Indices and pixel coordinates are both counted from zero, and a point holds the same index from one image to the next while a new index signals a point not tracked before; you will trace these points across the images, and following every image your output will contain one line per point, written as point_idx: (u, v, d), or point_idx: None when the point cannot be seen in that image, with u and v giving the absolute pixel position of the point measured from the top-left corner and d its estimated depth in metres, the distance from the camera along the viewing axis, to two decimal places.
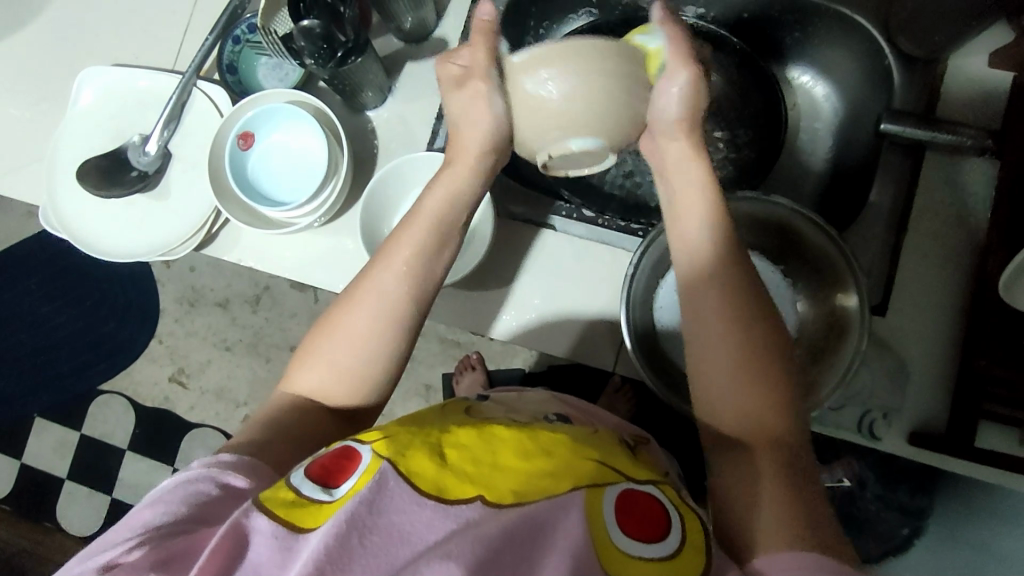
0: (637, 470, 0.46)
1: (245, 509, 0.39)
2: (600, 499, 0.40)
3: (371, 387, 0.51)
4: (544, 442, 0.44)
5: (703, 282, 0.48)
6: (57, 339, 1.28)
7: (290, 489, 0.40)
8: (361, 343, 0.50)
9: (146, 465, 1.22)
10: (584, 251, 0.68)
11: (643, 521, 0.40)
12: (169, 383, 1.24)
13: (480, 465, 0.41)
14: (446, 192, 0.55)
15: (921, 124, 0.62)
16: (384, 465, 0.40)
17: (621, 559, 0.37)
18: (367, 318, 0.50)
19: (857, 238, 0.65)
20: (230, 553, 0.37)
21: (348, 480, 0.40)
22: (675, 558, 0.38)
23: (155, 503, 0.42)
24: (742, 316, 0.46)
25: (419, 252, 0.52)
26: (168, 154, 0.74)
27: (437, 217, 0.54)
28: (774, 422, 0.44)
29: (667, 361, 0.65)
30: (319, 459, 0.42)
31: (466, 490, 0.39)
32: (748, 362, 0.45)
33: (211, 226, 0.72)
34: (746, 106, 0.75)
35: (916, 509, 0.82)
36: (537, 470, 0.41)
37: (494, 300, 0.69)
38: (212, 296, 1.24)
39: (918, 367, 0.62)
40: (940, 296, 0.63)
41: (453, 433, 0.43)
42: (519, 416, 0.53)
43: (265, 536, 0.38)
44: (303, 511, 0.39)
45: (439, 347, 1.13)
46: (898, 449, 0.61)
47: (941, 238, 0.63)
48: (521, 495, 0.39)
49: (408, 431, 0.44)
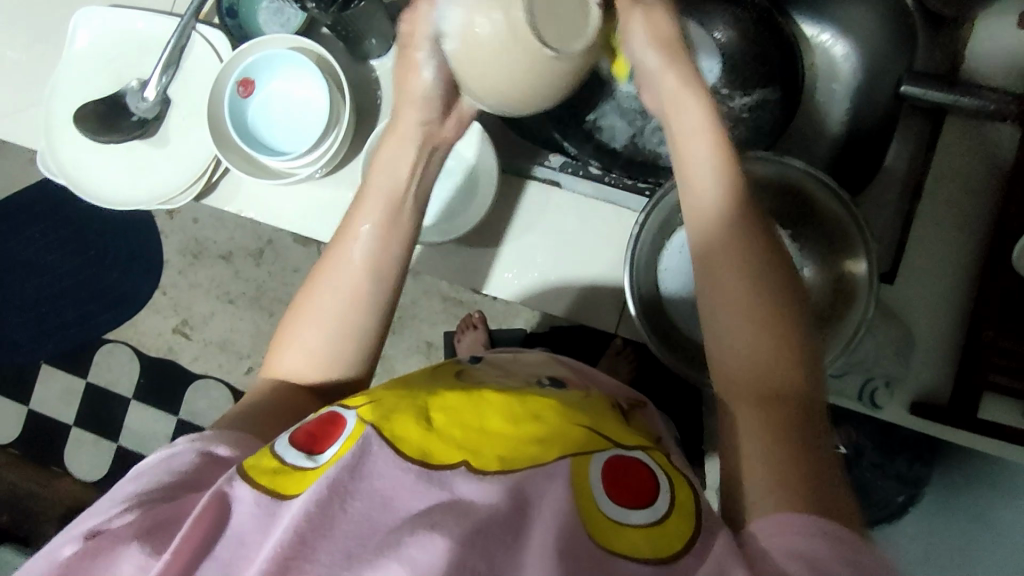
0: (627, 436, 0.45)
1: (228, 478, 0.39)
2: (587, 464, 0.40)
3: (355, 362, 0.51)
4: (531, 407, 0.44)
5: (729, 233, 0.46)
6: (62, 286, 1.28)
7: (273, 457, 0.40)
8: (332, 324, 0.50)
9: (151, 413, 1.23)
10: (589, 210, 0.67)
11: (632, 488, 0.40)
12: (172, 334, 1.25)
13: (467, 430, 0.41)
14: (388, 169, 0.53)
15: (943, 86, 0.61)
16: (367, 429, 0.40)
17: (610, 528, 0.37)
18: (341, 298, 0.51)
19: (872, 204, 0.64)
20: (210, 520, 0.38)
21: (332, 447, 0.40)
22: (663, 523, 0.38)
23: (139, 478, 0.42)
24: (756, 271, 0.45)
25: (378, 231, 0.52)
26: (167, 100, 0.72)
27: (391, 199, 0.52)
28: (786, 366, 0.44)
29: (667, 323, 0.64)
30: (302, 426, 0.42)
31: (452, 456, 0.39)
32: (760, 301, 0.44)
33: (211, 175, 0.71)
34: (763, 64, 0.72)
35: (913, 478, 0.83)
36: (525, 436, 0.41)
37: (498, 260, 0.68)
38: (214, 248, 1.24)
39: (923, 337, 0.61)
40: (949, 264, 0.61)
41: (440, 398, 0.43)
42: (511, 380, 0.53)
43: (247, 504, 0.38)
44: (286, 480, 0.39)
45: (442, 304, 1.16)
46: (899, 417, 0.61)
47: (955, 209, 0.61)
48: (507, 462, 0.40)
49: (396, 395, 0.44)
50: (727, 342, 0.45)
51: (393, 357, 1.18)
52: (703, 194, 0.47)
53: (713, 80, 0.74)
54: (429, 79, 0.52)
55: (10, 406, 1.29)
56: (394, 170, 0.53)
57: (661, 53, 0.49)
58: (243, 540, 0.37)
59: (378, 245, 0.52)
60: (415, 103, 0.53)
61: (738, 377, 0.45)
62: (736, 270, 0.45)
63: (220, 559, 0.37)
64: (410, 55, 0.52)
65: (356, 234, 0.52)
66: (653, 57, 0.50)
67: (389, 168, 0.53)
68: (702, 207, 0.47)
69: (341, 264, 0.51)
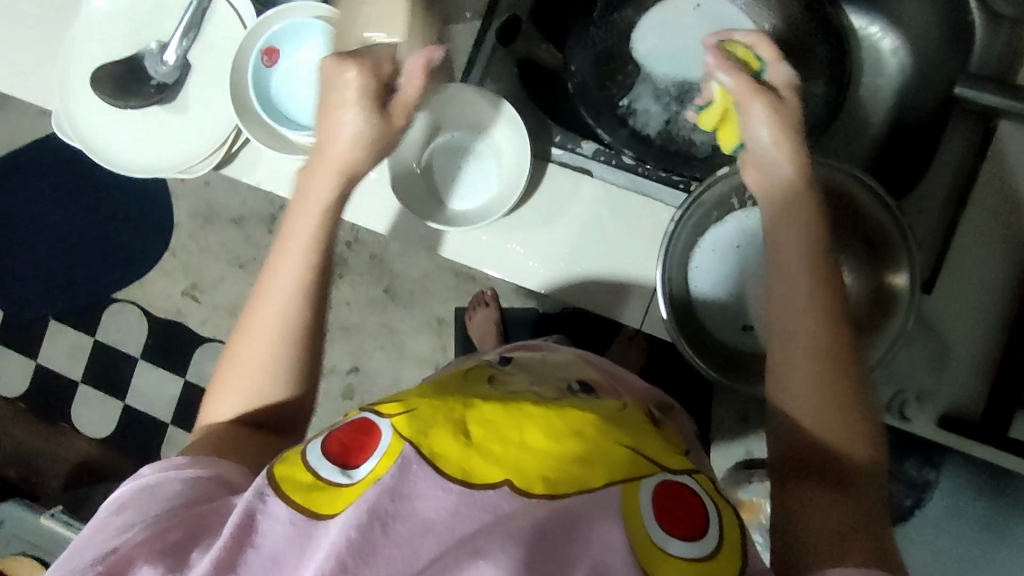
0: (672, 458, 0.45)
1: (259, 493, 0.39)
2: (636, 491, 0.39)
3: (293, 379, 0.51)
4: (572, 421, 0.42)
5: (813, 291, 0.46)
6: (71, 244, 1.27)
7: (307, 470, 0.40)
8: (265, 347, 0.50)
9: (158, 375, 1.23)
10: (620, 204, 0.65)
11: (681, 516, 0.40)
12: (182, 297, 1.24)
13: (508, 445, 0.40)
14: (324, 201, 0.51)
15: (1003, 91, 0.58)
16: (405, 448, 0.39)
17: (661, 558, 0.37)
18: (268, 323, 0.50)
19: (914, 209, 0.61)
20: (244, 538, 0.38)
21: (368, 461, 0.40)
22: (713, 559, 0.38)
23: (122, 511, 0.43)
24: (830, 349, 0.45)
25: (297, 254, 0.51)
26: (187, 65, 0.69)
27: (324, 227, 0.51)
28: (859, 436, 0.44)
29: (697, 325, 0.63)
30: (335, 435, 0.41)
31: (491, 475, 0.38)
32: (836, 360, 0.45)
33: (231, 146, 0.68)
34: (811, 56, 0.72)
35: (921, 482, 0.83)
36: (567, 454, 0.40)
37: (526, 250, 0.66)
38: (227, 213, 1.22)
39: (960, 351, 0.59)
40: (993, 278, 0.59)
41: (477, 407, 0.42)
42: (543, 388, 0.52)
43: (283, 523, 0.38)
44: (321, 497, 0.39)
45: (455, 280, 1.16)
46: (926, 431, 0.59)
47: (1003, 221, 0.59)
48: (551, 485, 0.38)
49: (430, 403, 0.42)
50: (795, 397, 0.45)
51: (403, 332, 1.18)
52: (791, 251, 0.47)
53: None
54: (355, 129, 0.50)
55: (18, 360, 1.28)
56: (306, 226, 0.51)
57: (781, 133, 0.49)
58: (278, 561, 0.37)
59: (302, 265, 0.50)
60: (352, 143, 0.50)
61: (802, 435, 0.45)
62: (814, 328, 0.45)
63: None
64: (356, 100, 0.49)
65: (277, 266, 0.51)
66: (769, 136, 0.49)
67: (326, 203, 0.51)
68: (786, 262, 0.47)
69: (265, 290, 0.51)
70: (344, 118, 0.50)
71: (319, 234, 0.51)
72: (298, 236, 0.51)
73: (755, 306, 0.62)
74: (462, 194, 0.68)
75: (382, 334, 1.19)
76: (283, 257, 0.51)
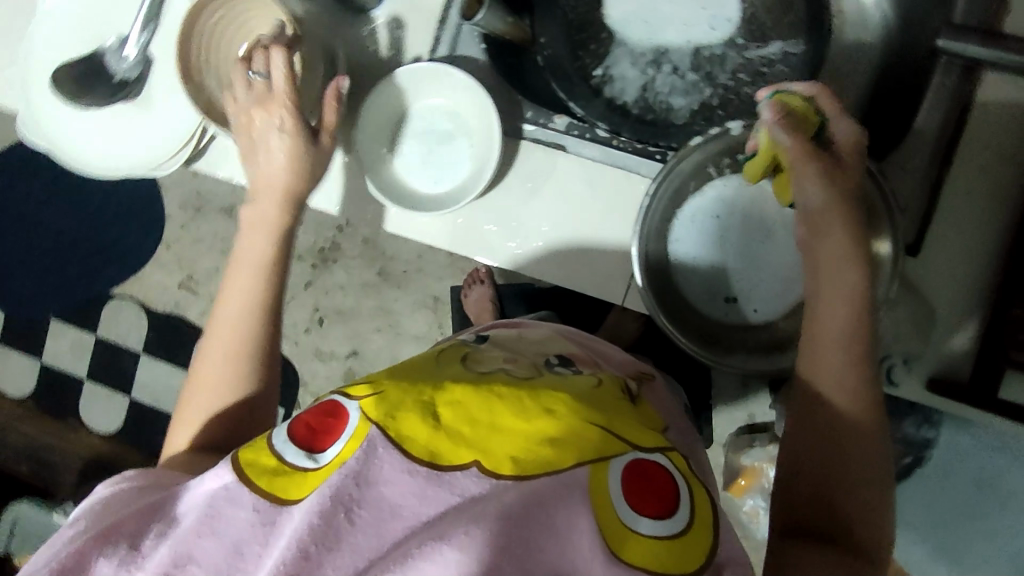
0: (643, 435, 0.45)
1: (224, 482, 0.38)
2: (605, 472, 0.39)
3: (253, 371, 0.53)
4: (542, 400, 0.42)
5: (853, 293, 0.46)
6: (65, 243, 1.27)
7: (273, 455, 0.40)
8: (232, 343, 0.53)
9: (161, 368, 1.23)
10: (595, 176, 0.63)
11: (652, 495, 0.40)
12: (178, 290, 1.24)
13: (477, 427, 0.40)
14: (273, 219, 0.56)
15: (987, 42, 0.55)
16: (372, 430, 0.39)
17: (630, 540, 0.37)
18: (226, 327, 0.53)
19: (896, 168, 0.59)
20: (207, 527, 0.37)
21: (334, 445, 0.40)
22: (685, 535, 0.39)
23: (74, 524, 0.42)
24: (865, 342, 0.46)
25: (253, 268, 0.54)
26: (148, 60, 0.67)
27: (278, 254, 0.56)
28: (874, 446, 0.45)
29: (676, 296, 0.62)
30: (301, 420, 0.42)
31: (461, 456, 0.38)
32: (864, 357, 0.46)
33: (198, 142, 0.67)
34: (788, 15, 0.71)
35: (921, 439, 0.83)
36: (538, 434, 0.40)
37: (504, 230, 0.65)
38: (216, 202, 1.22)
39: (947, 312, 0.58)
40: (979, 233, 0.57)
41: (446, 391, 0.42)
42: (518, 366, 0.52)
43: (246, 511, 0.37)
44: (287, 483, 0.38)
45: (448, 259, 1.15)
46: (915, 394, 0.58)
47: (988, 175, 0.57)
48: (520, 466, 0.38)
49: (400, 388, 0.43)
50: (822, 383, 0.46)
51: (400, 312, 1.18)
52: (835, 245, 0.48)
53: (731, 29, 0.72)
54: (282, 155, 0.56)
55: (23, 360, 1.29)
56: (259, 244, 0.55)
57: (836, 190, 0.49)
58: (241, 550, 0.36)
59: (255, 284, 0.54)
60: (286, 171, 0.56)
61: (822, 436, 0.45)
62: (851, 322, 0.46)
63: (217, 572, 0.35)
64: (278, 135, 0.56)
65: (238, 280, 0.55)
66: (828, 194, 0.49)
67: (274, 232, 0.56)
68: (835, 256, 0.48)
69: (225, 299, 0.54)
70: (270, 144, 0.57)
71: (274, 248, 0.55)
72: (250, 255, 0.55)
73: (738, 277, 0.61)
74: (434, 179, 0.66)
75: (380, 316, 1.18)
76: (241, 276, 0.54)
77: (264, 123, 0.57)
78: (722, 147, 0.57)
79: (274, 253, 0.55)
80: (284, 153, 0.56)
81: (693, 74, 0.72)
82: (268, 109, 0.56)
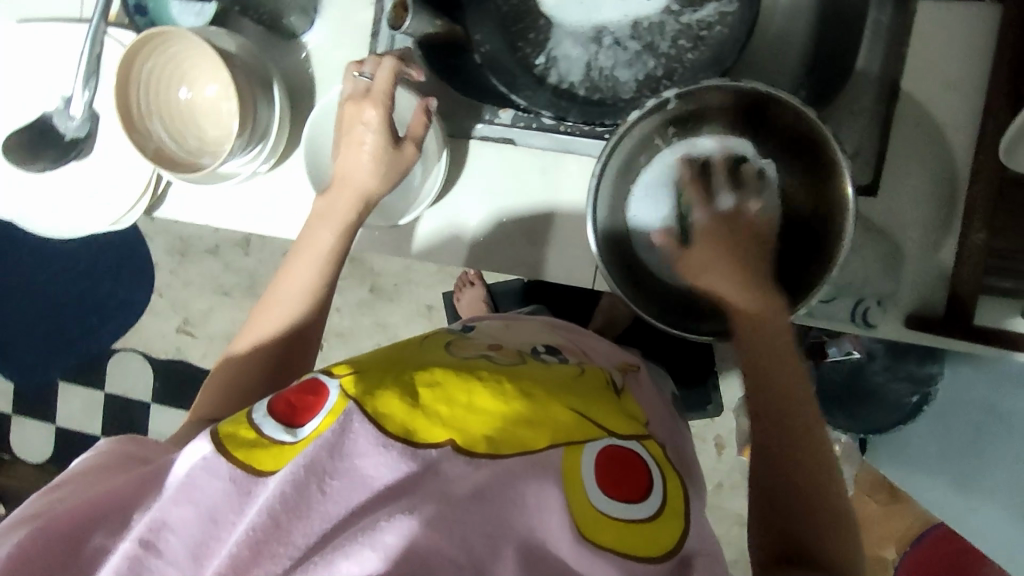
0: (622, 423, 0.46)
1: (198, 454, 0.38)
2: (580, 455, 0.40)
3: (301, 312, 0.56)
4: (519, 384, 0.42)
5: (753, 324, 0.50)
6: (60, 305, 1.29)
7: (251, 428, 0.39)
8: (294, 286, 0.57)
9: (170, 416, 1.23)
10: (549, 163, 0.64)
11: (625, 483, 0.40)
12: (177, 335, 1.25)
13: (454, 406, 0.39)
14: (341, 223, 0.58)
15: None
16: (350, 404, 0.38)
17: (599, 522, 0.37)
18: (284, 274, 0.57)
19: (845, 113, 0.59)
20: (185, 496, 0.36)
21: (313, 419, 0.39)
22: (657, 521, 0.40)
23: (59, 492, 0.41)
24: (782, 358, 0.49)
25: (328, 250, 0.58)
26: (96, 114, 0.68)
27: (337, 252, 0.58)
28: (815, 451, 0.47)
29: (642, 271, 0.62)
30: (283, 395, 0.41)
31: (434, 434, 0.38)
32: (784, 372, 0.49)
33: (156, 187, 0.68)
34: None
35: (925, 376, 0.84)
36: (511, 416, 0.40)
37: (468, 230, 0.66)
38: (200, 244, 1.23)
39: (914, 248, 0.57)
40: (933, 164, 0.57)
41: (428, 372, 0.42)
42: (501, 353, 0.52)
43: (220, 479, 0.36)
44: (264, 454, 0.38)
45: (437, 268, 1.16)
46: (893, 333, 0.58)
47: (937, 103, 0.57)
48: (493, 445, 0.38)
49: (382, 372, 0.42)
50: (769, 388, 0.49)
51: (397, 326, 1.18)
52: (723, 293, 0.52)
53: None
54: (370, 145, 0.57)
55: (36, 427, 1.30)
56: (324, 235, 0.58)
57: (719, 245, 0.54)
58: (215, 518, 0.35)
59: (311, 270, 0.57)
60: (364, 170, 0.57)
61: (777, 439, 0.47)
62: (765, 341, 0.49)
63: (194, 540, 0.35)
64: (366, 130, 0.57)
65: (307, 252, 0.58)
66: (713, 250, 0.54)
67: (337, 228, 0.57)
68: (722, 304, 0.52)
69: (291, 262, 0.58)
70: (359, 133, 0.57)
71: (337, 244, 0.58)
72: (311, 248, 0.58)
73: None
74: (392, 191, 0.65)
75: (377, 333, 1.19)
76: (306, 250, 0.58)
77: (352, 117, 0.58)
78: (676, 112, 0.57)
79: (338, 248, 0.58)
80: (371, 152, 0.57)
81: (634, 43, 0.71)
82: (359, 104, 0.57)
